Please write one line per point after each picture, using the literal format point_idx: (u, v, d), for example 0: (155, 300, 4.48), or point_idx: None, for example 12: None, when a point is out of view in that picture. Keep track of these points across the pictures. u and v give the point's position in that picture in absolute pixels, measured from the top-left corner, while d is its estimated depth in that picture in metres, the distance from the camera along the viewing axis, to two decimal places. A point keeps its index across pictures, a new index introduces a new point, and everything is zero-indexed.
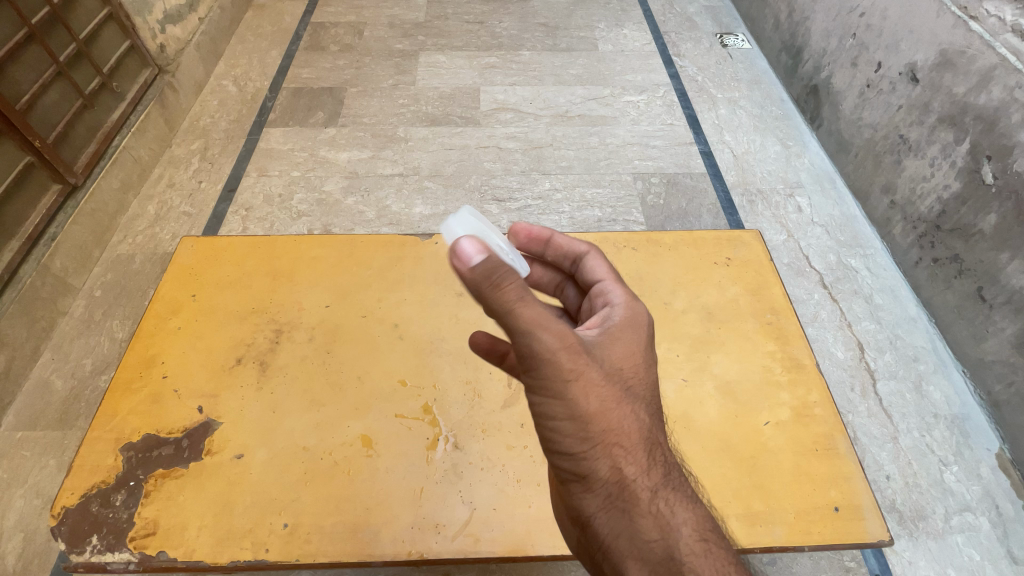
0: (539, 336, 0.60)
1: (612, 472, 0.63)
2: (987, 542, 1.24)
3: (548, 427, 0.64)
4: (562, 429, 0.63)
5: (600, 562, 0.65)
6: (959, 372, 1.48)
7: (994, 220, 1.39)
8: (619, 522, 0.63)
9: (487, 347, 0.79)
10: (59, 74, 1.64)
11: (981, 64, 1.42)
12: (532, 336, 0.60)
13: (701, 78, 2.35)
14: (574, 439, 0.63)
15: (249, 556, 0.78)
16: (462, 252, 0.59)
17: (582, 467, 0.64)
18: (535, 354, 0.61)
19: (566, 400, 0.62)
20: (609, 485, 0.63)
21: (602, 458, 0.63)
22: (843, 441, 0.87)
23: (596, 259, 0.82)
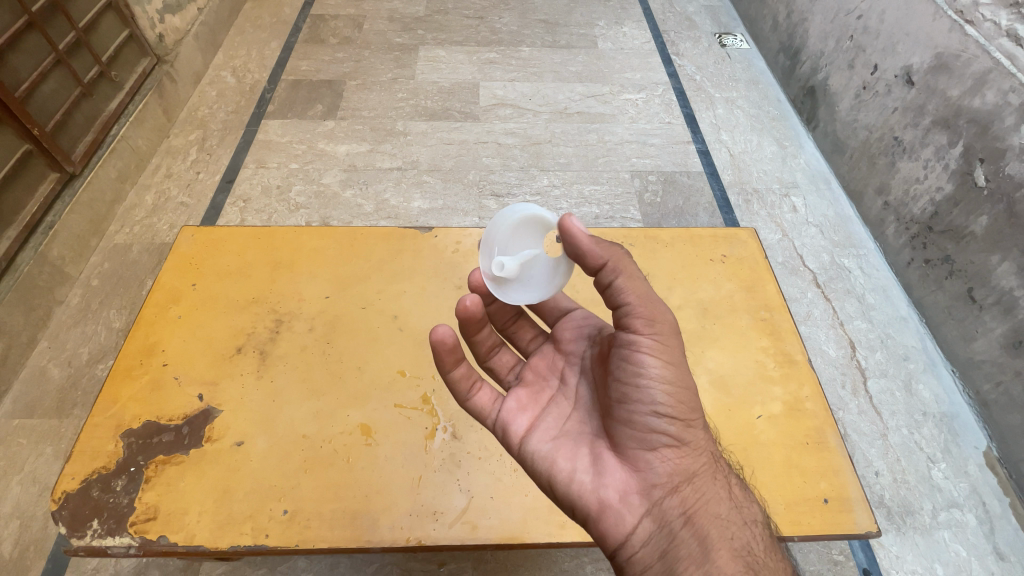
0: (665, 312, 0.71)
1: (701, 441, 0.72)
2: (972, 537, 1.27)
3: (661, 395, 0.69)
4: (676, 395, 0.69)
5: (683, 528, 0.66)
6: (948, 371, 1.51)
7: (986, 222, 1.41)
8: (711, 486, 0.69)
9: (451, 347, 0.76)
10: (58, 62, 1.64)
11: (976, 68, 1.44)
12: (661, 310, 0.71)
13: (699, 78, 2.36)
14: (684, 405, 0.70)
15: (249, 541, 0.79)
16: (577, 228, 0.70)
17: (684, 433, 0.70)
18: (662, 322, 0.70)
19: (678, 369, 0.71)
20: (699, 453, 0.71)
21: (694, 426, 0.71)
22: (833, 435, 0.89)
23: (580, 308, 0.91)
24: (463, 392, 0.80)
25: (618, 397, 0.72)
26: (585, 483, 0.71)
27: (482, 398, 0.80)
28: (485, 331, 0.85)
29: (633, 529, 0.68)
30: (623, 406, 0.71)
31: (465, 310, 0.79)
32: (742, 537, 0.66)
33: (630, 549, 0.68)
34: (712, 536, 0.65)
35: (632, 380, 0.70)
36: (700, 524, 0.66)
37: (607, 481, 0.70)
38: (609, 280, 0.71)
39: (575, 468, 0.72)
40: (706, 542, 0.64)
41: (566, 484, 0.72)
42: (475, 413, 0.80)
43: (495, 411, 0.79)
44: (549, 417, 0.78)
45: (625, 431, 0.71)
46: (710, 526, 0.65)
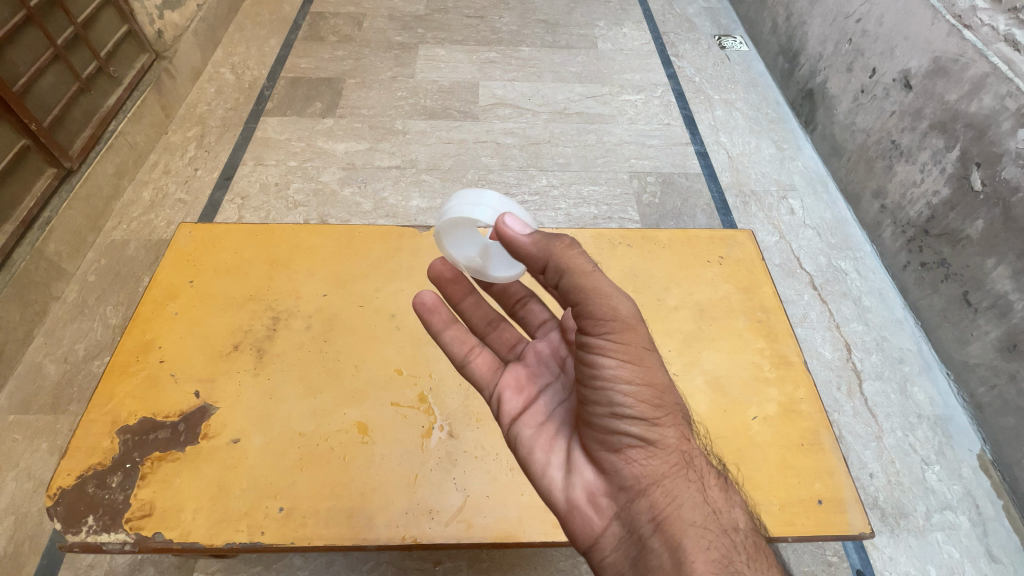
0: (618, 303, 0.67)
1: (676, 440, 0.67)
2: (966, 539, 1.28)
3: (618, 394, 0.66)
4: (638, 393, 0.66)
5: (650, 536, 0.62)
6: (943, 374, 1.52)
7: (981, 226, 1.42)
8: (685, 490, 0.64)
9: (432, 305, 0.87)
10: (57, 57, 1.63)
11: (973, 72, 1.45)
12: (616, 301, 0.67)
13: (699, 80, 2.37)
14: (647, 402, 0.66)
15: (245, 538, 0.79)
16: (510, 229, 0.72)
17: (650, 432, 0.66)
18: (615, 315, 0.67)
19: (641, 364, 0.67)
20: (674, 453, 0.66)
21: (666, 425, 0.67)
22: (827, 437, 0.90)
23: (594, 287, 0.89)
24: (459, 359, 0.85)
25: (583, 397, 0.71)
26: (556, 481, 0.72)
27: (477, 365, 0.85)
28: (475, 301, 0.92)
29: (602, 531, 0.67)
30: (587, 404, 0.70)
31: (438, 270, 0.89)
32: (720, 549, 0.60)
33: (601, 552, 0.67)
34: (684, 548, 0.59)
35: (590, 380, 0.69)
36: (668, 532, 0.61)
37: (575, 480, 0.71)
38: (554, 278, 0.70)
39: (548, 464, 0.73)
40: (676, 554, 0.59)
41: (539, 478, 0.73)
42: (473, 377, 0.85)
43: (490, 382, 0.84)
44: (537, 404, 0.79)
45: (590, 431, 0.70)
46: (681, 536, 0.60)
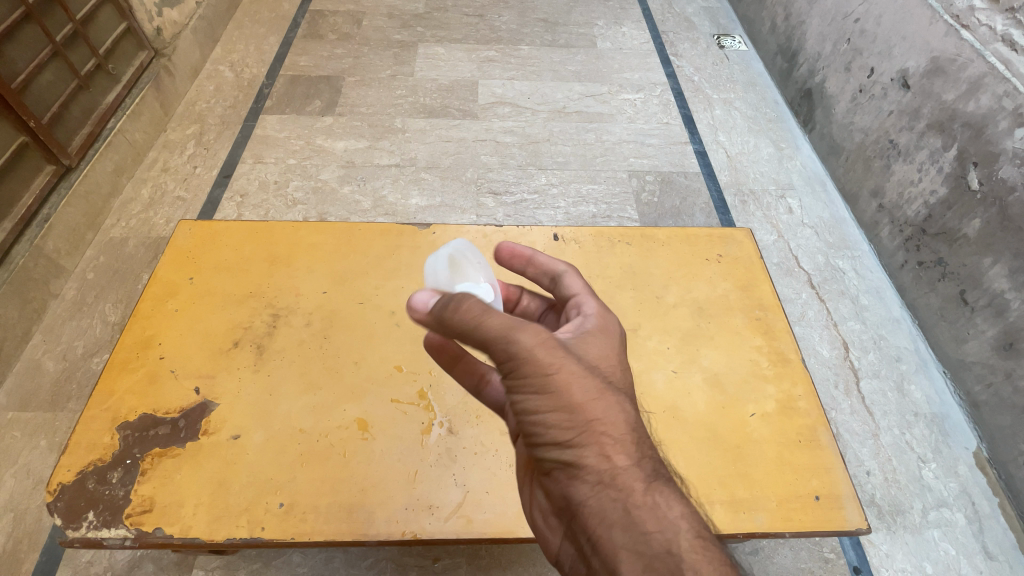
0: (516, 336, 0.59)
1: (601, 463, 0.59)
2: (961, 536, 1.29)
3: (530, 423, 0.61)
4: (548, 419, 0.60)
5: (590, 557, 0.59)
6: (940, 373, 1.53)
7: (978, 225, 1.43)
8: (611, 509, 0.57)
9: (438, 345, 0.77)
10: (55, 55, 1.63)
11: (970, 72, 1.46)
12: (512, 336, 0.59)
13: (698, 79, 2.37)
14: (559, 426, 0.60)
15: (245, 534, 0.79)
16: (417, 304, 0.67)
17: (569, 454, 0.60)
18: (511, 356, 0.59)
19: (555, 392, 0.60)
20: (599, 476, 0.59)
21: (589, 448, 0.59)
22: (825, 434, 0.90)
23: (572, 278, 0.79)
24: (473, 388, 0.78)
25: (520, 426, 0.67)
26: (525, 500, 0.71)
27: (494, 390, 0.77)
28: None
29: (559, 549, 0.65)
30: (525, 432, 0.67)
31: None
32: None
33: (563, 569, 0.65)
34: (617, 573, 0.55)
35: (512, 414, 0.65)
36: (602, 556, 0.57)
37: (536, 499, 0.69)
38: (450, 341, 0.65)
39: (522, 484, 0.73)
40: None
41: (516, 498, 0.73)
42: (492, 404, 0.77)
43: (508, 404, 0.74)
44: None
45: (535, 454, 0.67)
46: (614, 559, 0.56)
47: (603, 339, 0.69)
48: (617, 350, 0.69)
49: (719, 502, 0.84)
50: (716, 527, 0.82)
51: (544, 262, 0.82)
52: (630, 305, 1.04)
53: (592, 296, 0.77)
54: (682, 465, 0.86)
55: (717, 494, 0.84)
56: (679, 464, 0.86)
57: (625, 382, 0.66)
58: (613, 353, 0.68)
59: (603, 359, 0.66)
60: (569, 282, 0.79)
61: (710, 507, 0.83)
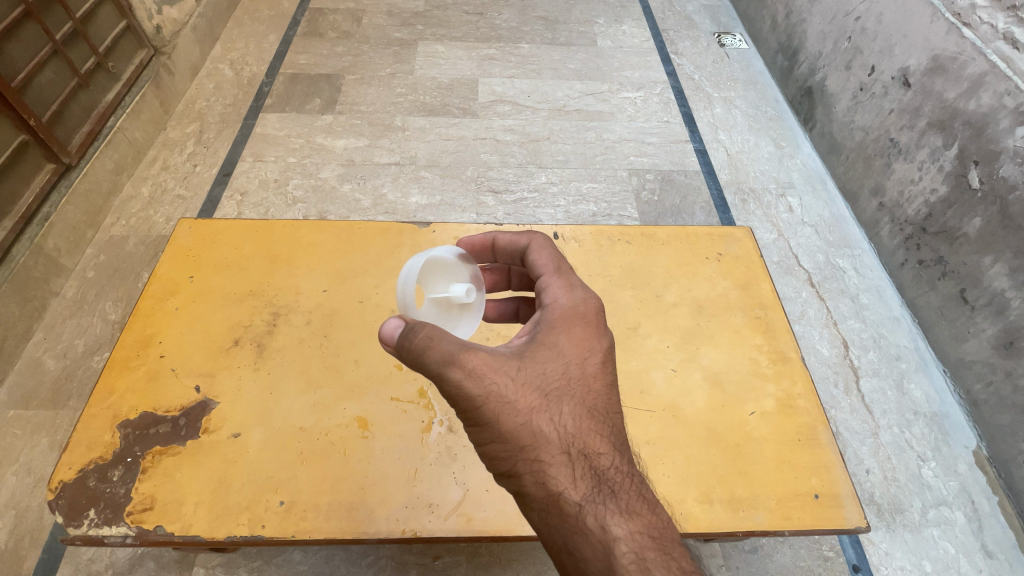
0: (444, 372, 0.60)
1: (538, 490, 0.61)
2: (960, 535, 1.29)
3: (478, 452, 0.65)
4: (489, 450, 0.63)
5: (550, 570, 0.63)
6: (940, 371, 1.53)
7: (979, 224, 1.43)
8: (554, 535, 0.61)
9: None
10: (55, 53, 1.62)
11: (972, 70, 1.46)
12: (440, 374, 0.60)
13: (698, 77, 2.37)
14: (498, 456, 0.63)
15: (246, 532, 0.79)
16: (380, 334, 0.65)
17: (512, 483, 0.63)
18: (445, 393, 0.62)
19: (490, 423, 0.62)
20: (539, 501, 0.61)
21: (526, 476, 0.62)
22: (825, 432, 0.90)
23: (539, 253, 0.77)
24: None
25: None
26: None
27: None
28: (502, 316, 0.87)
29: None
30: None
31: None
32: None
33: None
34: None
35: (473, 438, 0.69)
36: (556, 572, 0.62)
37: None
38: None
39: None
40: None
41: None
42: None
43: None
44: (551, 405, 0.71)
45: None
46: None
47: (554, 340, 0.66)
48: (572, 349, 0.66)
49: (718, 500, 0.84)
50: (715, 525, 0.82)
51: (506, 242, 0.82)
52: (630, 304, 1.04)
53: (557, 278, 0.73)
54: (681, 464, 0.87)
55: (716, 493, 0.84)
56: (678, 463, 0.87)
57: (573, 388, 0.64)
58: (564, 354, 0.66)
59: (553, 365, 0.65)
60: (535, 257, 0.76)
61: (710, 506, 0.83)
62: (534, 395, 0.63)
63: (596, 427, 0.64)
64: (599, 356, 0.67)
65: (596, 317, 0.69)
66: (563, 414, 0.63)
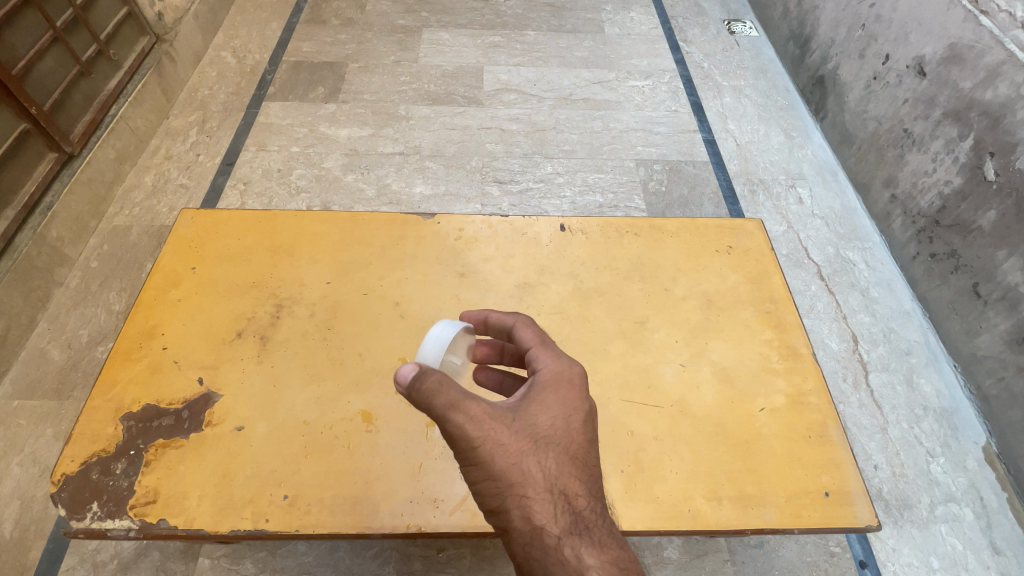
0: (452, 415, 0.60)
1: (523, 523, 0.59)
2: (969, 531, 1.28)
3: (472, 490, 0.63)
4: (478, 487, 0.62)
5: None
6: (950, 367, 1.51)
7: (994, 217, 1.40)
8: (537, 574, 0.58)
9: None
10: (55, 40, 1.60)
11: (989, 59, 1.42)
12: (446, 416, 0.60)
13: (707, 66, 2.33)
14: (489, 492, 0.62)
15: (249, 526, 0.79)
16: (403, 375, 0.62)
17: (500, 520, 0.61)
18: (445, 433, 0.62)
19: (481, 460, 0.61)
20: (521, 537, 0.59)
21: (512, 509, 0.60)
22: (835, 429, 0.89)
23: (523, 329, 0.73)
24: None
25: None
26: None
27: None
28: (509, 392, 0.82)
29: None
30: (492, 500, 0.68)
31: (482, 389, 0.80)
32: None
33: None
34: None
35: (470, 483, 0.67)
36: None
37: None
38: None
39: None
40: None
41: None
42: None
43: None
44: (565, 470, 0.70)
45: None
46: None
47: (544, 398, 0.66)
48: (559, 405, 0.65)
49: (727, 497, 0.82)
50: (724, 523, 0.81)
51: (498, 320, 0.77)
52: (638, 297, 1.03)
53: (543, 346, 0.71)
54: (689, 461, 0.85)
55: (725, 490, 0.83)
56: (686, 459, 0.85)
57: (562, 437, 0.63)
58: (556, 408, 0.65)
59: (543, 418, 0.64)
60: (520, 335, 0.73)
61: (717, 504, 0.82)
62: (523, 439, 0.62)
63: (580, 473, 0.62)
64: (584, 413, 0.66)
65: (584, 380, 0.68)
66: (549, 455, 0.62)
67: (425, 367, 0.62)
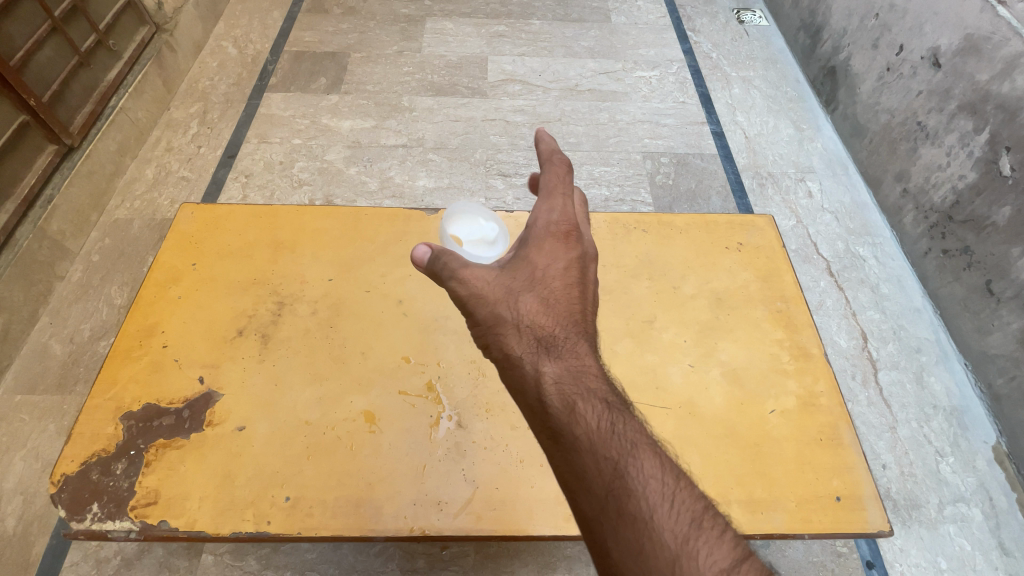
0: (449, 280, 0.73)
1: (497, 352, 0.70)
2: (978, 532, 1.26)
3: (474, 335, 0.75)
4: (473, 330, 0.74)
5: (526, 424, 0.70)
6: (961, 365, 1.48)
7: (1009, 213, 1.37)
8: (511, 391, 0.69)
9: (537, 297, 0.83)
10: (54, 30, 1.58)
11: (1007, 51, 1.38)
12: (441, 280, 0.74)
13: (716, 56, 2.28)
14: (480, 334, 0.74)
15: (250, 528, 0.78)
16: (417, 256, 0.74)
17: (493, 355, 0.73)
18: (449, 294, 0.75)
19: (468, 309, 0.73)
20: (499, 361, 0.71)
21: (491, 344, 0.71)
22: (847, 431, 0.87)
23: (546, 176, 0.79)
24: None
25: None
26: None
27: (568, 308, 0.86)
28: None
29: None
30: None
31: None
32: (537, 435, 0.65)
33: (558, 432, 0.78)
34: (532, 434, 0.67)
35: None
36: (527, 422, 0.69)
37: None
38: None
39: None
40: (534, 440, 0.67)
41: None
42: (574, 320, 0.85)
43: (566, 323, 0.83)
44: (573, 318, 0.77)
45: None
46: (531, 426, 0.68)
47: (528, 253, 0.75)
48: (541, 256, 0.74)
49: (735, 501, 0.81)
50: (732, 527, 0.79)
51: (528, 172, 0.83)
52: (645, 296, 1.01)
53: (546, 197, 0.78)
54: (697, 463, 0.84)
55: (734, 494, 0.82)
56: (694, 462, 0.84)
57: (538, 283, 0.73)
58: (538, 260, 0.74)
59: (524, 269, 0.74)
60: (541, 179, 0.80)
61: (726, 508, 0.81)
62: (499, 289, 0.72)
63: (550, 311, 0.71)
64: (565, 263, 0.74)
65: (569, 233, 0.76)
66: (522, 299, 0.72)
67: (437, 250, 0.74)
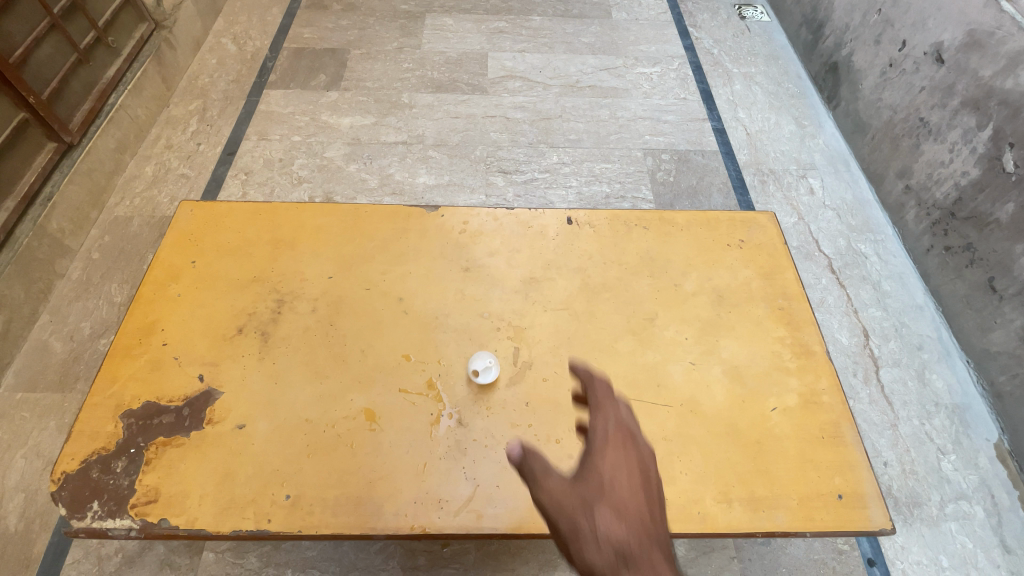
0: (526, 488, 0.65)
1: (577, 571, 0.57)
2: (980, 529, 1.26)
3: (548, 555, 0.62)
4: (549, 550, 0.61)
5: None
6: (963, 362, 1.48)
7: (1012, 210, 1.36)
8: None
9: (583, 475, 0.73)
10: (53, 27, 1.57)
11: (1010, 47, 1.37)
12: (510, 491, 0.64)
13: (717, 52, 2.27)
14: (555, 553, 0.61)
15: (251, 526, 0.78)
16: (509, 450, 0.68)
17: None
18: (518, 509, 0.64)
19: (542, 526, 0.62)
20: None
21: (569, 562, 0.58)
22: (849, 429, 0.87)
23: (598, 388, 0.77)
24: None
25: None
26: None
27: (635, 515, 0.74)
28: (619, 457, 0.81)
29: None
30: None
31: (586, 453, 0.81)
32: None
33: None
34: None
35: None
36: None
37: None
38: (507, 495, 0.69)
39: None
40: None
41: None
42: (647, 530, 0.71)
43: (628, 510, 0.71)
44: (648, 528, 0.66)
45: None
46: None
47: (596, 457, 0.68)
48: (608, 461, 0.67)
49: (737, 500, 0.81)
50: (735, 525, 0.79)
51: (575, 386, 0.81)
52: (647, 293, 1.00)
53: (601, 408, 0.74)
54: (698, 461, 0.83)
55: (735, 492, 0.81)
56: (696, 460, 0.84)
57: (610, 483, 0.64)
58: (604, 462, 0.67)
59: (594, 470, 0.66)
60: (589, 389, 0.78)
61: (729, 506, 0.80)
62: (574, 497, 0.63)
63: (627, 519, 0.60)
64: (630, 471, 0.66)
65: (628, 440, 0.70)
66: (600, 509, 0.61)
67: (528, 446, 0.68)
